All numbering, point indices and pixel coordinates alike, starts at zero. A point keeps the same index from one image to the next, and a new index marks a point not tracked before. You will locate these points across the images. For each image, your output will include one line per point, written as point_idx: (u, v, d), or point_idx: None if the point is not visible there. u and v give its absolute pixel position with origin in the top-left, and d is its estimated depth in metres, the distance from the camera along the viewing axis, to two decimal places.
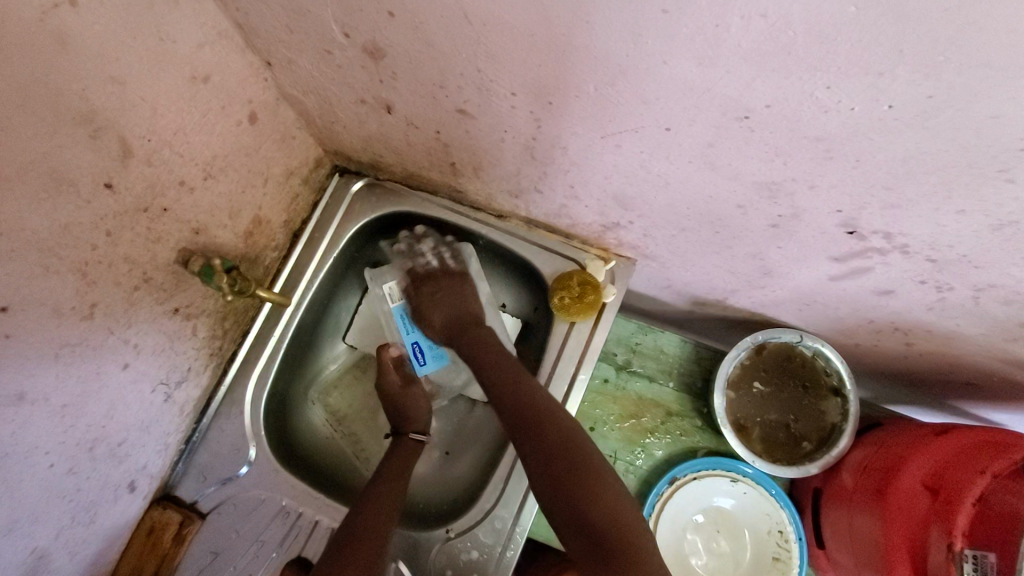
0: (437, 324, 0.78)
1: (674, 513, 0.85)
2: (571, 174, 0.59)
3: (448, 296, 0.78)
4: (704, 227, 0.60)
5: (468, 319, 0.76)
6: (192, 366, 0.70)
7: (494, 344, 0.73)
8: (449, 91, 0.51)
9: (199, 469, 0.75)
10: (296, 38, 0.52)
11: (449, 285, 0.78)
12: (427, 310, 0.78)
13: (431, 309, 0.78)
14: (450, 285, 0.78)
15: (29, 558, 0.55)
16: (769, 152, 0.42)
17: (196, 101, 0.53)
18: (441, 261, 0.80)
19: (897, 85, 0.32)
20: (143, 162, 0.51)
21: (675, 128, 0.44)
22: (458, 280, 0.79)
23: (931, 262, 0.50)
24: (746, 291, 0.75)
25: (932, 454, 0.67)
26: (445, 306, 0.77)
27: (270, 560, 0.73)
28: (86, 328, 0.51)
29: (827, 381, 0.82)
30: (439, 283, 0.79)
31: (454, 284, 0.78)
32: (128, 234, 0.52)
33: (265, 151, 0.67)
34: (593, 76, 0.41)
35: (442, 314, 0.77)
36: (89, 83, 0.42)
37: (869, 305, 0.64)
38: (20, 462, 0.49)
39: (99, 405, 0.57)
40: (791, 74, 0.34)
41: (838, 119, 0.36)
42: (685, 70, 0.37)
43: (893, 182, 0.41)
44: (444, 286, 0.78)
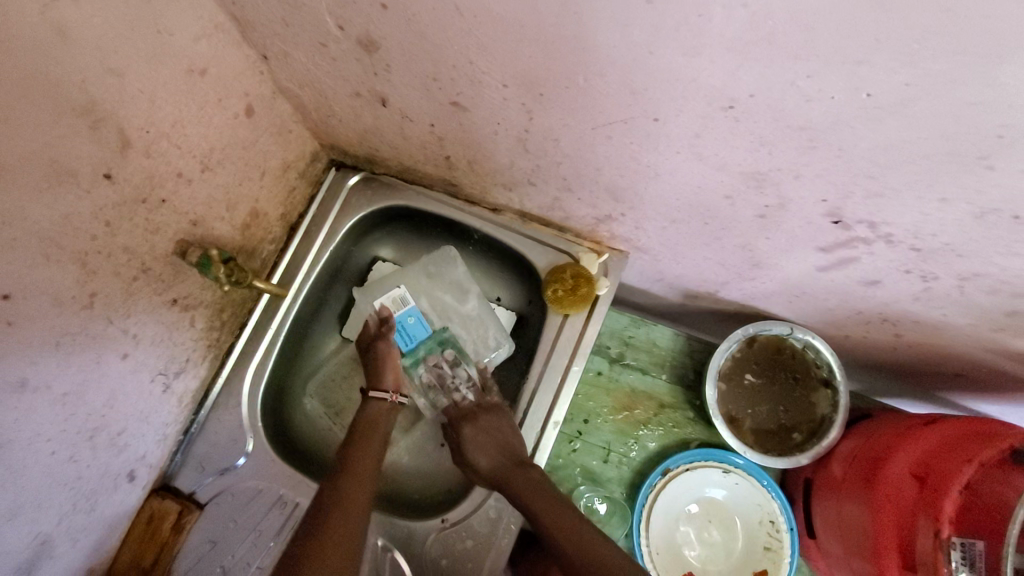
0: (482, 468, 0.73)
1: (667, 503, 0.86)
2: (564, 166, 0.60)
3: (489, 427, 0.74)
4: (694, 219, 0.61)
5: (507, 455, 0.72)
6: (189, 357, 0.71)
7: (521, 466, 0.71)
8: (443, 83, 0.52)
9: (198, 460, 0.76)
10: (292, 32, 0.53)
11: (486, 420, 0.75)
12: (470, 448, 0.75)
13: (473, 446, 0.74)
14: (489, 422, 0.75)
15: (30, 545, 0.55)
16: (754, 141, 0.43)
17: (194, 93, 0.54)
18: (478, 399, 0.78)
19: (875, 74, 0.33)
20: (141, 153, 0.51)
21: (663, 118, 0.45)
22: (499, 414, 0.76)
23: (915, 251, 0.50)
24: (737, 283, 0.76)
25: (920, 443, 0.67)
26: (488, 444, 0.74)
27: (267, 549, 0.74)
28: (86, 317, 0.52)
29: (817, 373, 0.83)
30: (479, 423, 0.75)
31: (496, 421, 0.75)
32: (127, 225, 0.53)
33: (262, 144, 0.68)
34: (582, 67, 0.42)
35: (486, 455, 0.73)
36: (88, 74, 0.43)
37: (857, 296, 0.65)
38: (21, 449, 0.50)
39: (99, 394, 0.58)
40: (773, 63, 0.35)
41: (820, 108, 0.37)
42: (671, 60, 0.38)
43: (875, 171, 0.42)
44: (483, 416, 0.76)
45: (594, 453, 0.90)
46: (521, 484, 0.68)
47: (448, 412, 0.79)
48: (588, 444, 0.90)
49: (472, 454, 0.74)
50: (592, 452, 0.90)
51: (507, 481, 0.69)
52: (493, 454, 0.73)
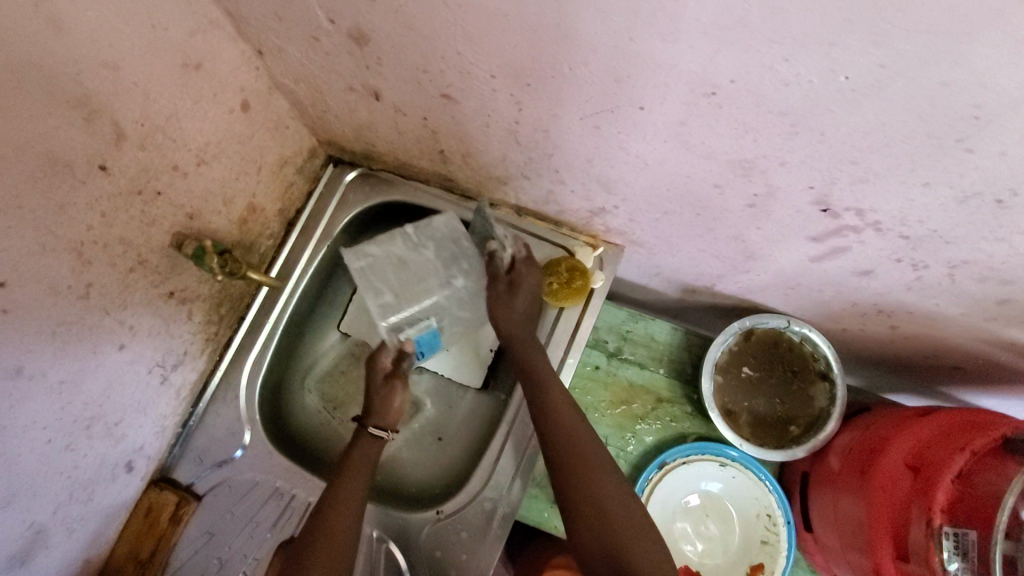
0: (515, 314, 0.74)
1: (664, 497, 0.86)
2: (555, 158, 0.61)
3: (535, 280, 0.77)
4: (685, 210, 0.61)
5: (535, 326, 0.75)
6: (188, 350, 0.72)
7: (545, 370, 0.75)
8: (433, 75, 0.53)
9: (196, 452, 0.77)
10: (285, 26, 0.54)
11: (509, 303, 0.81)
12: (517, 288, 0.75)
13: (512, 296, 0.74)
14: (528, 274, 0.77)
15: (27, 532, 0.56)
16: (738, 128, 0.43)
17: (189, 87, 0.55)
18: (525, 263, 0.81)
19: (849, 55, 0.33)
20: (137, 145, 0.52)
21: (648, 106, 0.45)
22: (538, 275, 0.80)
23: (903, 238, 0.50)
24: (732, 276, 0.76)
25: (915, 435, 0.67)
26: (528, 293, 0.75)
27: (264, 540, 0.75)
28: (82, 307, 0.53)
29: (815, 366, 0.82)
30: (519, 272, 0.78)
31: (530, 273, 0.79)
32: (123, 216, 0.54)
33: (259, 139, 0.69)
34: (566, 56, 0.43)
35: (526, 301, 0.74)
36: (84, 66, 0.44)
37: (850, 287, 0.65)
38: (19, 435, 0.51)
39: (97, 383, 0.59)
40: (749, 47, 0.35)
41: (799, 93, 0.37)
42: (651, 47, 0.38)
43: (858, 156, 0.42)
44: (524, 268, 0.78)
45: None
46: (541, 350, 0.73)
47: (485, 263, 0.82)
48: None
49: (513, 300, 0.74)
50: None
51: (521, 340, 0.74)
52: (531, 301, 0.75)
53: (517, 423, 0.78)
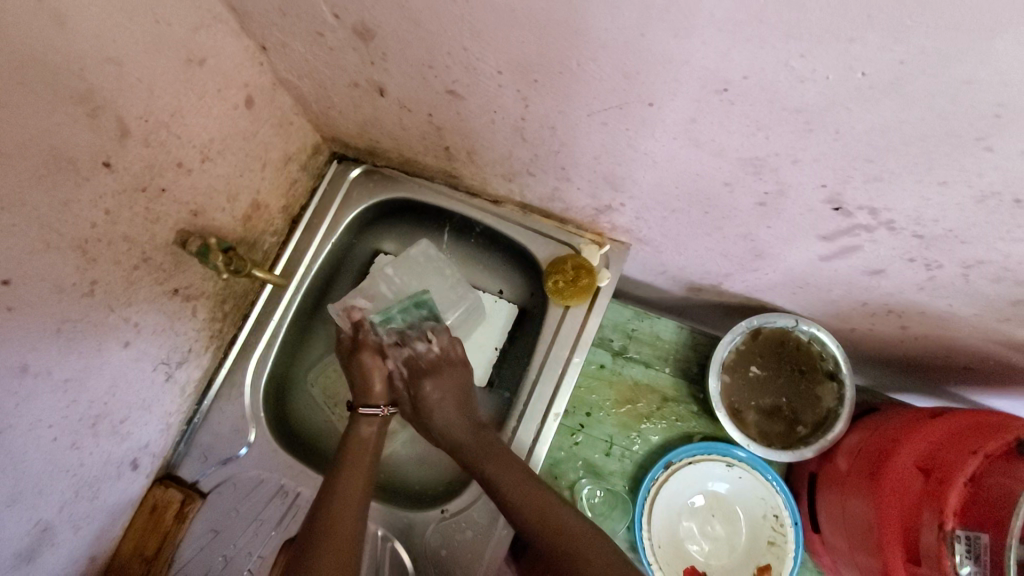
0: (439, 437, 0.75)
1: (670, 497, 0.85)
2: (562, 155, 0.60)
3: (449, 387, 0.78)
4: (694, 208, 0.60)
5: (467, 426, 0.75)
6: (192, 347, 0.72)
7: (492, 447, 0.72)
8: (438, 71, 0.52)
9: (201, 449, 0.77)
10: (289, 21, 0.53)
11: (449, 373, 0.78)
12: (428, 407, 0.76)
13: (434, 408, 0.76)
14: (449, 380, 0.78)
15: (32, 530, 0.56)
16: (750, 125, 0.43)
17: (193, 84, 0.55)
18: (440, 349, 0.79)
19: (868, 51, 0.32)
20: (141, 142, 0.52)
21: (658, 103, 0.44)
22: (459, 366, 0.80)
23: (917, 238, 0.50)
24: (740, 274, 0.75)
25: (925, 436, 0.67)
26: (446, 410, 0.76)
27: (269, 538, 0.75)
28: (87, 305, 0.53)
29: (823, 366, 0.82)
30: (440, 379, 0.78)
31: (453, 361, 0.79)
32: (126, 214, 0.53)
33: (263, 136, 0.68)
34: (575, 52, 0.42)
35: (442, 417, 0.76)
36: (87, 62, 0.44)
37: (860, 286, 0.64)
38: (24, 434, 0.51)
39: (102, 381, 0.59)
40: (765, 43, 0.34)
41: (815, 89, 0.37)
42: (663, 42, 0.38)
43: (874, 155, 0.41)
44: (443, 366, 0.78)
45: (597, 446, 0.89)
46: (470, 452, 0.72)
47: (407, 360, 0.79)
48: (591, 437, 0.90)
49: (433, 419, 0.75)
50: (594, 446, 0.89)
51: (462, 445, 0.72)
52: (451, 410, 0.76)
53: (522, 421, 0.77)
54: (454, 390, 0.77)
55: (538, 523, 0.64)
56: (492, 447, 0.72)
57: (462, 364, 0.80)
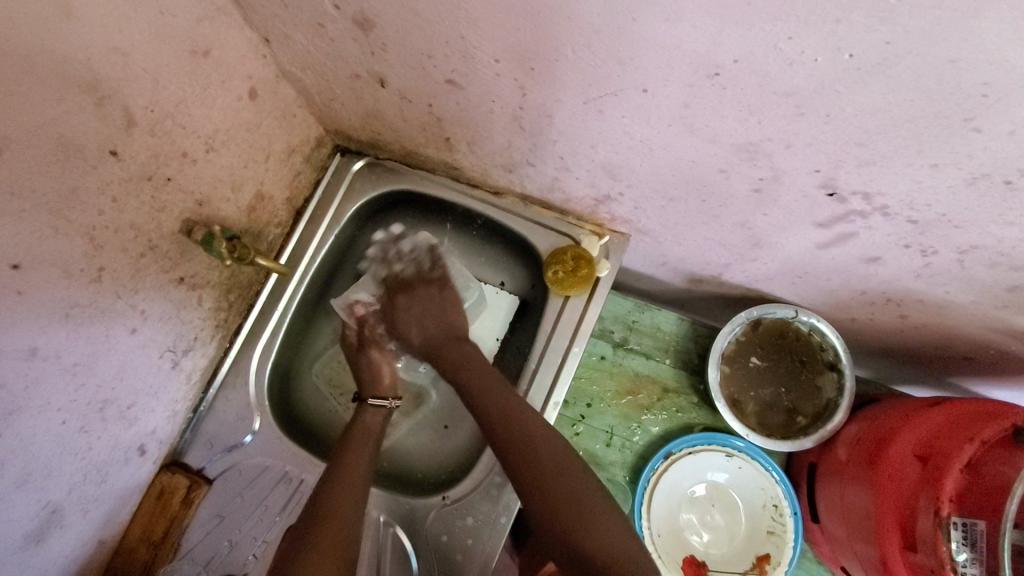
0: (415, 341, 0.80)
1: (669, 487, 0.86)
2: (560, 144, 0.61)
3: (433, 297, 0.81)
4: (691, 196, 0.61)
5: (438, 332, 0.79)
6: (198, 336, 0.73)
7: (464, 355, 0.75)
8: (437, 61, 0.53)
9: (207, 437, 0.78)
10: (291, 12, 0.54)
11: (426, 294, 0.82)
12: (402, 320, 0.81)
13: (410, 309, 0.81)
14: (426, 295, 0.81)
15: (42, 510, 0.58)
16: (742, 110, 0.43)
17: (197, 75, 0.56)
18: (417, 266, 0.84)
19: (854, 32, 0.33)
20: (147, 132, 0.53)
21: (652, 89, 0.45)
22: (434, 287, 0.82)
23: (911, 223, 0.50)
24: (740, 264, 0.75)
25: (924, 425, 0.67)
26: (426, 313, 0.80)
27: (273, 524, 0.76)
28: (94, 291, 0.54)
29: (823, 357, 0.82)
30: (415, 293, 0.82)
31: (430, 293, 0.81)
32: (133, 202, 0.55)
33: (267, 127, 0.69)
34: (569, 38, 0.43)
35: (419, 329, 0.80)
36: (94, 52, 0.45)
37: (858, 275, 0.65)
38: (33, 416, 0.53)
39: (109, 366, 0.60)
40: (753, 25, 0.35)
41: (804, 72, 0.37)
42: (654, 26, 0.38)
43: (866, 138, 0.41)
44: (421, 290, 0.82)
45: (597, 437, 0.90)
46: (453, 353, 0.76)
47: (386, 280, 0.84)
48: (591, 428, 0.90)
49: (408, 321, 0.80)
50: (595, 436, 0.90)
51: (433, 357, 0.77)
52: (429, 321, 0.80)
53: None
54: (427, 311, 0.81)
55: (515, 442, 0.65)
56: (471, 364, 0.74)
57: (447, 299, 0.81)
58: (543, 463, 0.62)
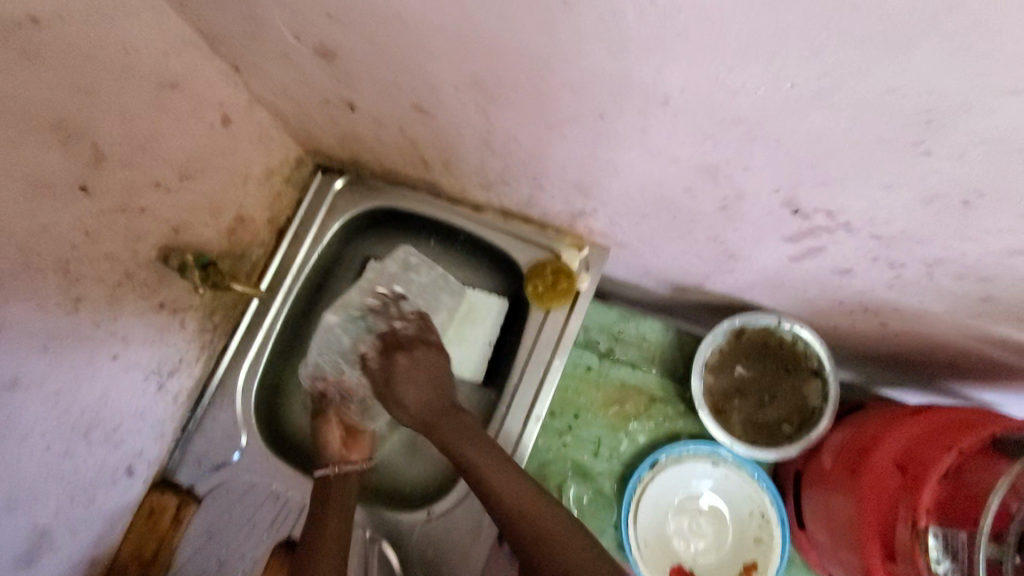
0: (411, 406, 0.73)
1: (656, 496, 0.86)
2: (529, 164, 0.61)
3: (432, 361, 0.75)
4: (661, 212, 0.61)
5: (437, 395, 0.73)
6: (183, 358, 0.74)
7: (470, 430, 0.70)
8: (401, 87, 0.53)
9: (196, 455, 0.79)
10: (256, 43, 0.55)
11: (426, 355, 0.76)
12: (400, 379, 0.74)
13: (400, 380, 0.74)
14: (427, 357, 0.75)
15: (30, 535, 0.59)
16: (697, 135, 0.43)
17: (167, 107, 0.57)
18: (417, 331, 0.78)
19: (790, 65, 0.33)
20: (118, 165, 0.54)
21: (607, 115, 0.45)
22: (435, 350, 0.77)
23: (876, 238, 0.50)
24: (718, 275, 0.75)
25: (904, 433, 0.67)
26: (422, 377, 0.74)
27: (261, 540, 0.77)
28: (73, 321, 0.55)
29: (807, 364, 0.82)
30: (414, 357, 0.75)
31: (429, 361, 0.75)
32: (107, 234, 0.56)
33: (243, 152, 0.70)
34: (522, 68, 0.43)
35: (417, 396, 0.73)
36: (58, 92, 0.46)
37: (834, 285, 0.64)
38: (17, 445, 0.54)
39: (92, 392, 0.61)
40: (693, 58, 0.35)
41: (749, 100, 0.37)
42: (600, 57, 0.38)
43: (819, 161, 0.41)
44: (419, 352, 0.76)
45: (585, 447, 0.91)
46: (450, 428, 0.71)
47: (386, 339, 0.78)
48: (578, 438, 0.91)
49: (404, 390, 0.73)
50: (582, 447, 0.91)
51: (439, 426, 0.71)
52: (423, 391, 0.73)
53: (505, 424, 0.79)
54: (432, 369, 0.75)
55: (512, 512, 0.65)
56: (475, 439, 0.69)
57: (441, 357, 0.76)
58: (545, 522, 0.63)
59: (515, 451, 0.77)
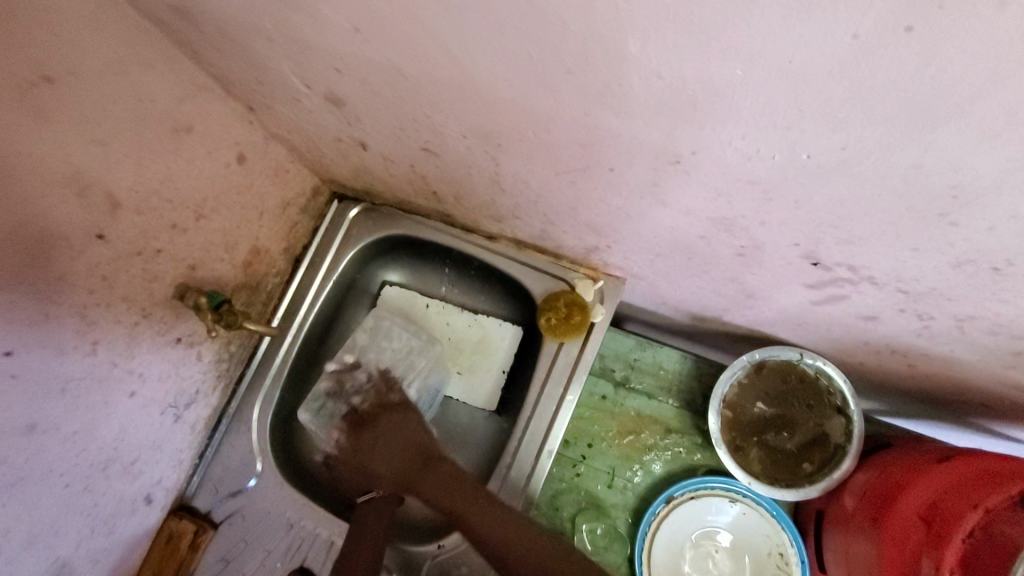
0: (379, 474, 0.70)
1: (672, 531, 0.85)
2: (541, 204, 0.60)
3: (401, 426, 0.72)
4: (676, 253, 0.59)
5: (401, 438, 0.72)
6: (200, 388, 0.75)
7: (450, 478, 0.65)
8: (410, 133, 0.53)
9: (213, 481, 0.81)
10: (267, 88, 0.55)
11: (388, 424, 0.72)
12: (373, 459, 0.71)
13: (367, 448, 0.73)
14: (389, 422, 0.72)
15: (50, 567, 0.61)
16: (710, 192, 0.42)
17: (181, 151, 0.57)
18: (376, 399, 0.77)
19: (806, 138, 0.31)
20: (133, 211, 0.55)
21: (617, 168, 0.44)
22: (401, 412, 0.73)
23: (902, 292, 0.47)
24: (737, 310, 0.72)
25: (933, 483, 0.63)
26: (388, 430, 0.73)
27: (274, 569, 0.78)
28: (90, 363, 0.57)
29: (831, 401, 0.79)
30: (379, 425, 0.73)
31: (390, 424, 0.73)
32: (124, 276, 0.57)
33: (258, 187, 0.71)
34: (529, 125, 0.42)
35: (387, 458, 0.70)
36: (72, 148, 0.47)
37: (859, 328, 0.62)
38: (36, 484, 0.55)
39: (110, 428, 0.62)
40: (703, 126, 0.34)
41: (764, 166, 0.36)
42: (608, 121, 0.37)
43: (840, 222, 0.40)
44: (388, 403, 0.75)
45: (598, 478, 0.89)
46: (432, 485, 0.65)
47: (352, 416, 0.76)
48: (592, 468, 0.89)
49: (370, 458, 0.70)
50: (596, 478, 0.89)
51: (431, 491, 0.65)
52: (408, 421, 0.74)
53: (517, 457, 0.78)
54: (405, 440, 0.70)
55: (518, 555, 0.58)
56: (453, 483, 0.65)
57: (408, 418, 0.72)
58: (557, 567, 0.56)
59: (525, 486, 0.76)
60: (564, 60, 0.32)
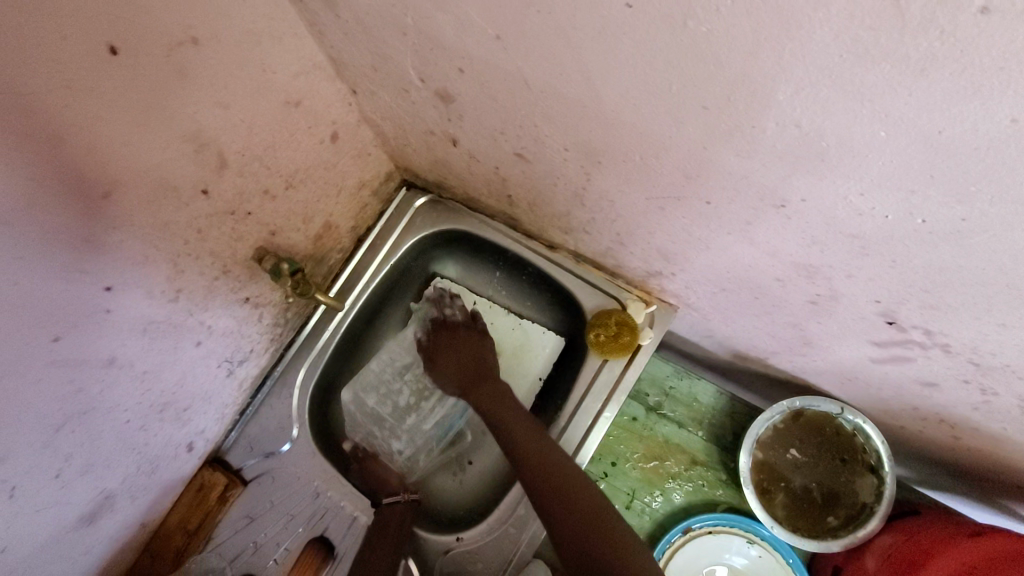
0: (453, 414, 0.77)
1: (684, 563, 0.85)
2: (617, 223, 0.61)
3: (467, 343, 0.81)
4: (743, 291, 0.60)
5: (472, 368, 0.79)
6: (254, 348, 0.78)
7: (504, 394, 0.76)
8: (509, 137, 0.55)
9: (249, 439, 0.83)
10: (379, 75, 0.58)
11: (461, 339, 0.82)
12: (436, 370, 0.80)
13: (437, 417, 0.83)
14: (459, 338, 0.82)
15: (98, 496, 0.64)
16: (805, 239, 0.43)
17: (287, 122, 0.60)
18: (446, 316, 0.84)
19: (929, 205, 0.32)
20: (236, 173, 0.58)
21: (715, 203, 0.45)
22: (474, 334, 0.82)
23: (973, 364, 0.48)
24: (788, 355, 0.73)
25: (962, 556, 0.63)
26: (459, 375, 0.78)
27: (295, 533, 0.81)
28: (171, 308, 0.59)
29: (864, 458, 0.78)
30: (452, 338, 0.82)
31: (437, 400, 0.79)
32: (215, 232, 0.59)
33: (342, 165, 0.74)
34: (639, 148, 0.43)
35: (454, 366, 0.80)
36: (200, 107, 0.50)
37: (912, 392, 0.62)
38: (103, 415, 0.58)
39: (173, 373, 0.65)
40: (824, 177, 0.35)
41: (873, 224, 0.37)
42: (725, 158, 0.38)
43: (931, 287, 0.40)
44: (452, 337, 0.82)
45: (618, 497, 0.90)
46: (487, 394, 0.76)
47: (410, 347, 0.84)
48: (613, 487, 0.91)
49: (443, 359, 0.80)
50: (615, 496, 0.90)
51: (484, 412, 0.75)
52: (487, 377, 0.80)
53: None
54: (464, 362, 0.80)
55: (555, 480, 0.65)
56: (505, 402, 0.75)
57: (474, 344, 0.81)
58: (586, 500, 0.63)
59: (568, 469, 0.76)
60: (704, 95, 0.33)
